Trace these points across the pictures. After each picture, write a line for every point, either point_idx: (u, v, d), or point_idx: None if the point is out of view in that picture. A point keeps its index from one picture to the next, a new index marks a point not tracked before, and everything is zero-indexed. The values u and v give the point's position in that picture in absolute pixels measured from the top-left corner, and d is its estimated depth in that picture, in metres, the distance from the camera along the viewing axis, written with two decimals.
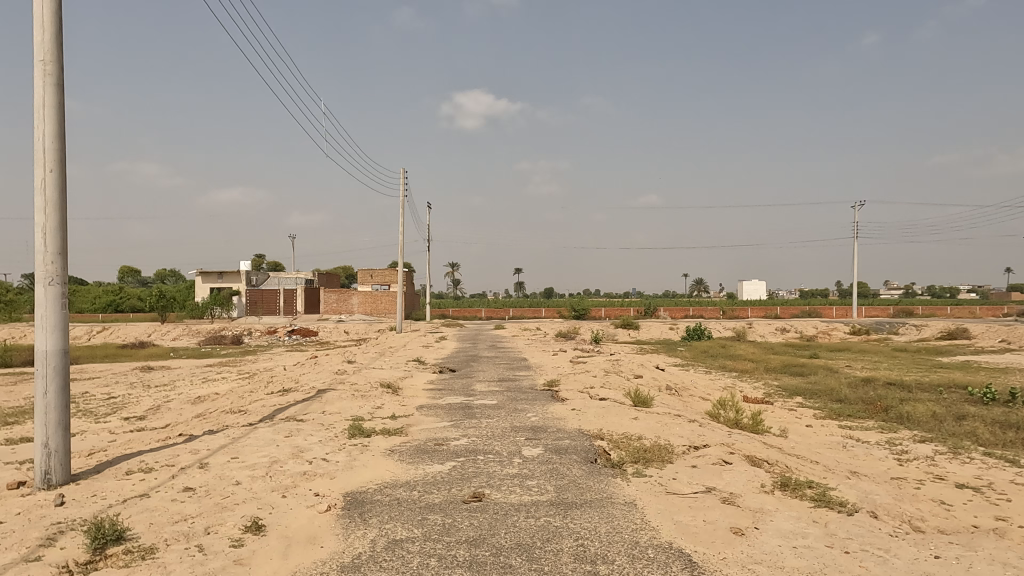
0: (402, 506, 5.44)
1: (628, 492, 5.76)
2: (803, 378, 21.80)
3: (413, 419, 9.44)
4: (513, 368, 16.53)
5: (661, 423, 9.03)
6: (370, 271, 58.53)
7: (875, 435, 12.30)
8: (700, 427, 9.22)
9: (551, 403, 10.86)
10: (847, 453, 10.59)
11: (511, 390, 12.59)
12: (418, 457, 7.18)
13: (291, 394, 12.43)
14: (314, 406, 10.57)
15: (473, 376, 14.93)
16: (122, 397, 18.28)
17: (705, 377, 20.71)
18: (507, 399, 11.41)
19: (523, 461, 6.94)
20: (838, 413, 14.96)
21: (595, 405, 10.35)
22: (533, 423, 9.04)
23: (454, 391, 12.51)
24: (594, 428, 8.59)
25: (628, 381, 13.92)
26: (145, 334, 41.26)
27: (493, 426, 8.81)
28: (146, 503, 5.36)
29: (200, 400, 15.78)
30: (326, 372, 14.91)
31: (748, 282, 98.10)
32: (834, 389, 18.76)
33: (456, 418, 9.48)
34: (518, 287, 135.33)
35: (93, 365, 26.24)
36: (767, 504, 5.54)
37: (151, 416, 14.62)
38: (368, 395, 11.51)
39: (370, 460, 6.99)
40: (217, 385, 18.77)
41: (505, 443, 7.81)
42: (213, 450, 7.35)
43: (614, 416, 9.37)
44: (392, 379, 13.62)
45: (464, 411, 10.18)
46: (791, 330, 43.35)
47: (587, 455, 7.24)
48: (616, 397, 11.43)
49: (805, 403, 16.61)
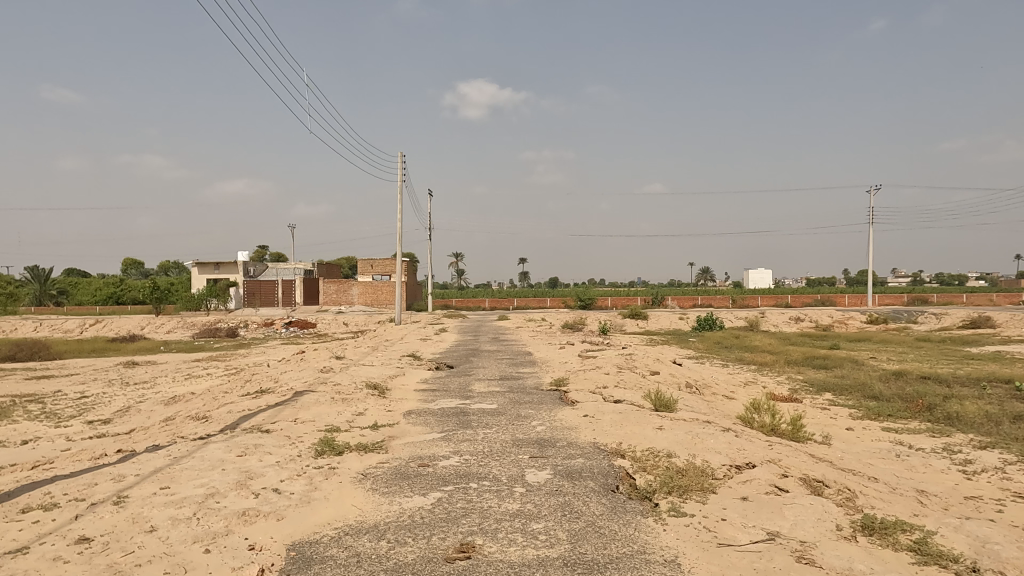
0: (362, 569, 4.00)
1: (666, 544, 4.32)
2: (828, 371, 20.33)
3: (398, 430, 8.03)
4: (517, 364, 15.07)
5: (692, 435, 7.58)
6: (370, 261, 57.07)
7: (928, 440, 10.81)
8: (737, 438, 7.80)
9: (560, 407, 9.41)
10: (904, 465, 9.09)
11: (513, 391, 11.14)
12: (395, 485, 5.75)
13: (265, 396, 11.05)
14: (285, 414, 9.12)
15: (471, 373, 13.46)
16: (97, 396, 16.99)
17: (723, 371, 19.25)
18: (509, 402, 9.96)
19: (528, 491, 5.50)
20: (878, 413, 13.46)
21: (611, 411, 8.94)
22: (539, 434, 7.61)
23: (448, 392, 11.07)
24: (612, 442, 7.16)
25: (645, 379, 12.47)
26: (138, 326, 40.10)
27: (490, 439, 7.37)
28: (13, 569, 3.96)
29: (175, 401, 14.40)
30: (310, 371, 13.50)
31: (754, 271, 96.83)
32: (866, 384, 17.28)
33: (448, 428, 8.06)
34: (522, 277, 133.52)
35: (75, 360, 24.94)
36: (859, 564, 4.07)
37: (117, 419, 13.25)
38: (350, 398, 10.05)
39: (334, 490, 5.55)
40: (199, 383, 17.44)
41: (504, 464, 6.38)
42: (142, 475, 5.92)
43: (634, 425, 7.95)
44: (379, 377, 12.20)
45: (458, 417, 8.74)
46: (805, 319, 41.82)
47: (606, 481, 5.85)
48: (633, 399, 10.01)
49: (837, 401, 15.15)
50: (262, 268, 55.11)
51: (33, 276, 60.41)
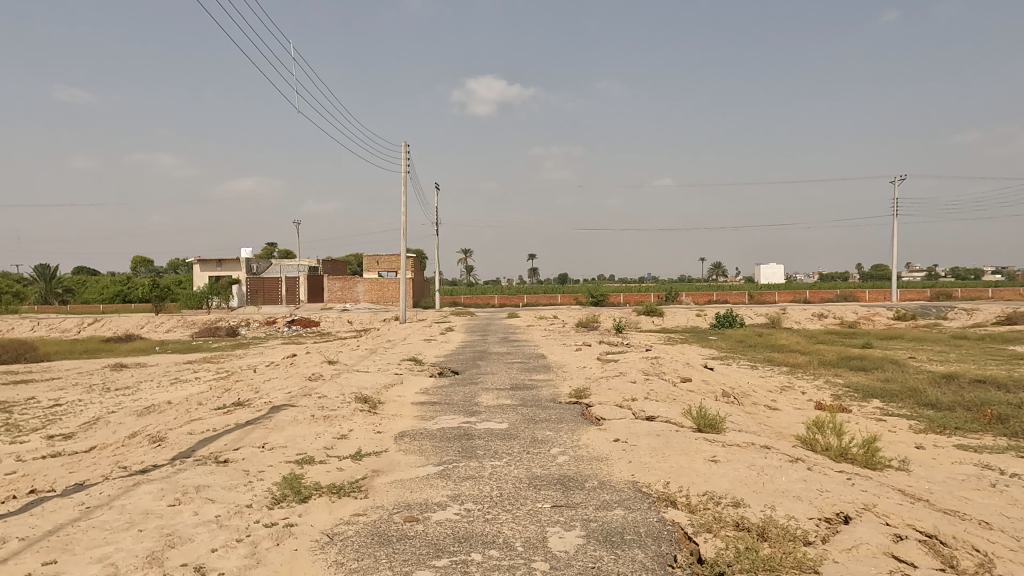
0: None
1: None
2: (868, 374, 18.57)
3: (384, 461, 6.48)
4: (530, 369, 13.46)
5: (757, 470, 5.95)
6: (376, 257, 55.64)
7: (1019, 462, 9.10)
8: (813, 474, 6.16)
9: (584, 428, 7.83)
10: (1007, 499, 7.37)
11: (527, 404, 9.56)
12: (369, 555, 4.17)
13: (239, 411, 9.51)
14: (252, 437, 7.56)
15: (478, 381, 11.84)
16: (72, 404, 15.50)
17: (753, 374, 17.59)
18: (522, 420, 8.35)
19: (554, 571, 3.89)
20: (942, 426, 11.74)
21: (649, 433, 7.34)
22: (561, 470, 6.02)
23: (452, 406, 9.47)
24: (656, 483, 5.55)
25: (678, 388, 10.86)
26: (136, 325, 38.84)
27: (500, 477, 5.80)
28: None
29: (148, 412, 12.86)
30: (297, 379, 11.96)
31: (767, 265, 94.69)
32: (916, 389, 15.55)
33: (447, 459, 6.49)
34: (531, 273, 131.89)
35: (60, 362, 23.56)
36: None
37: (80, 435, 11.73)
38: (334, 415, 8.48)
39: (284, 568, 3.99)
40: (182, 389, 15.93)
41: (518, 518, 4.78)
42: (30, 539, 4.38)
43: (680, 456, 6.35)
44: (373, 387, 10.65)
45: (460, 443, 7.16)
46: (829, 316, 39.95)
47: (660, 550, 4.25)
48: (670, 416, 8.41)
49: (890, 410, 13.43)
50: (267, 266, 53.84)
51: (39, 275, 59.59)
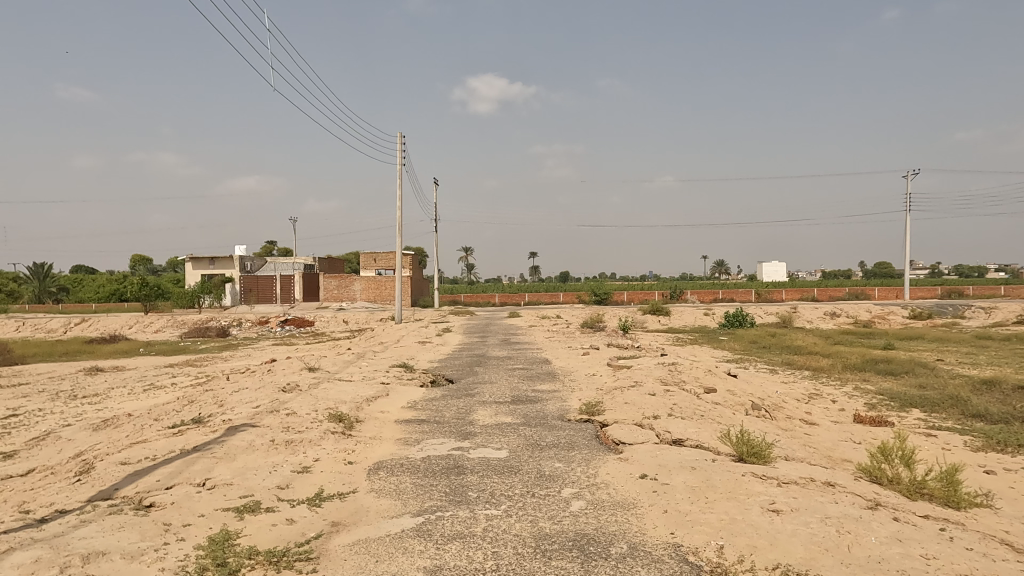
0: None
1: None
2: (899, 379, 17.12)
3: (348, 509, 5.04)
4: (533, 377, 12.00)
5: (838, 527, 4.47)
6: (373, 255, 54.15)
7: None
8: (908, 531, 4.68)
9: (602, 459, 6.37)
10: None
11: (531, 423, 8.11)
12: None
13: (193, 432, 8.06)
14: (195, 469, 6.14)
15: (474, 392, 10.40)
16: (30, 414, 14.08)
17: (775, 380, 16.12)
18: (524, 446, 6.91)
19: None
20: (1002, 442, 10.28)
21: (684, 467, 5.88)
22: (580, 527, 4.56)
23: (442, 426, 8.01)
24: (707, 551, 4.10)
25: (703, 401, 9.41)
26: (124, 325, 37.44)
27: (499, 538, 4.37)
28: None
29: (103, 427, 11.37)
30: (268, 390, 10.51)
31: (768, 265, 93.20)
32: (958, 397, 14.08)
33: (429, 508, 5.03)
34: (532, 272, 130.41)
35: (34, 367, 22.16)
36: None
37: (21, 454, 10.28)
38: (298, 440, 7.04)
39: None
40: (151, 399, 14.50)
41: None
42: None
43: (730, 505, 4.88)
44: (352, 401, 9.21)
45: (448, 480, 5.74)
46: (842, 314, 38.45)
47: None
48: (704, 440, 6.96)
49: (937, 423, 11.96)
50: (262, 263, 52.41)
51: (32, 274, 58.26)
